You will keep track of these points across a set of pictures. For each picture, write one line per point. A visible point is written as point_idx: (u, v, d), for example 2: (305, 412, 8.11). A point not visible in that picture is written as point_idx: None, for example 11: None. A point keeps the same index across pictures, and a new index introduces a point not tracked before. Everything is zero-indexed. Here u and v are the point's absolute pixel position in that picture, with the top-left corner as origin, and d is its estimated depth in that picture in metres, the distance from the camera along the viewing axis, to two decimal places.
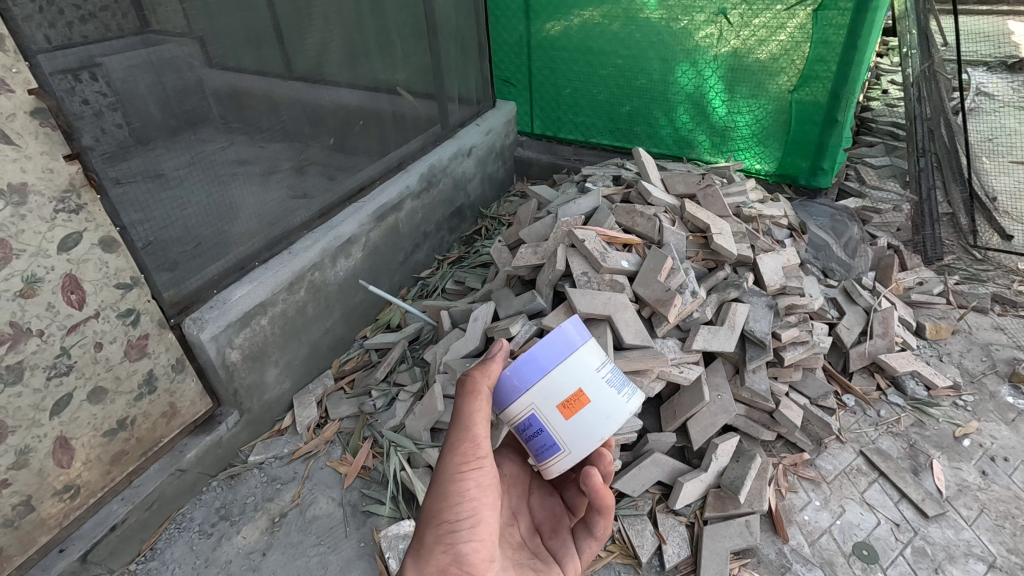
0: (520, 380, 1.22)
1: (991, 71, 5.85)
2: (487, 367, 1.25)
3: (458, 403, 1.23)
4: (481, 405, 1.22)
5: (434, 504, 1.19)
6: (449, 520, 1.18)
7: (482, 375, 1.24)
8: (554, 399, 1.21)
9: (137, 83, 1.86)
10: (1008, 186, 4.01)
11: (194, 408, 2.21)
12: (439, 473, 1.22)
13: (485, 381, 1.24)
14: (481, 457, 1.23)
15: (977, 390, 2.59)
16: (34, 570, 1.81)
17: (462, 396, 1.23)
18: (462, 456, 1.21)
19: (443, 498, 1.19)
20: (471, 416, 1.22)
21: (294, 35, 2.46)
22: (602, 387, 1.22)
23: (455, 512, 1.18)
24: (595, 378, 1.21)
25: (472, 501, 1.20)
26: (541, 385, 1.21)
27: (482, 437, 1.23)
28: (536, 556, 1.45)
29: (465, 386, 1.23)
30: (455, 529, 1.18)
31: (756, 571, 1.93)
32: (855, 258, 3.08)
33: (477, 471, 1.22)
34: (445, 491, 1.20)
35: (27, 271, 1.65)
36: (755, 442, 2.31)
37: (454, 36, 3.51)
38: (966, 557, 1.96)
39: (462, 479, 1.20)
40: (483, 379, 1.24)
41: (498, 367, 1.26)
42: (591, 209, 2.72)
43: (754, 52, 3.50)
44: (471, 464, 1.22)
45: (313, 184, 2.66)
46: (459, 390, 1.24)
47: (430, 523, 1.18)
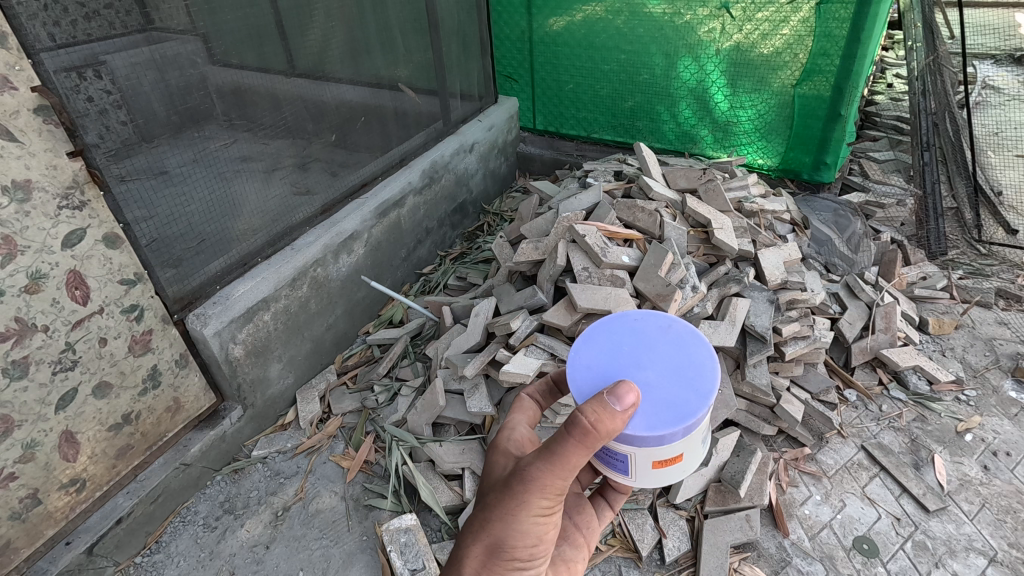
0: (632, 438, 1.12)
1: (998, 64, 5.81)
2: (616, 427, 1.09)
3: (565, 450, 1.10)
4: (586, 458, 1.12)
5: (506, 539, 1.16)
6: (520, 557, 1.18)
7: (606, 431, 1.08)
8: (655, 456, 1.16)
9: (141, 80, 1.88)
10: (1014, 181, 3.98)
11: (198, 402, 2.23)
12: (519, 511, 1.15)
13: (607, 436, 1.09)
14: (560, 497, 1.20)
15: (980, 385, 2.58)
16: (41, 562, 1.83)
17: (574, 445, 1.09)
18: (547, 499, 1.16)
19: (520, 539, 1.16)
20: (572, 464, 1.12)
21: (296, 31, 2.46)
22: (696, 446, 1.22)
23: (527, 551, 1.19)
24: (696, 443, 1.20)
25: (545, 542, 1.22)
26: (650, 447, 1.14)
27: (568, 482, 1.17)
28: (562, 540, 1.43)
29: (583, 440, 1.07)
30: (523, 564, 1.20)
31: (756, 565, 1.94)
32: (858, 252, 3.07)
33: (553, 509, 1.20)
34: (519, 528, 1.16)
35: (32, 267, 1.66)
36: (756, 437, 2.33)
37: (456, 31, 3.51)
38: (967, 551, 1.96)
39: (542, 523, 1.19)
40: (605, 437, 1.09)
41: (619, 422, 1.09)
42: (592, 205, 2.73)
43: (757, 47, 3.48)
44: (551, 506, 1.19)
45: (316, 181, 2.67)
46: (571, 438, 1.08)
47: (502, 559, 1.17)
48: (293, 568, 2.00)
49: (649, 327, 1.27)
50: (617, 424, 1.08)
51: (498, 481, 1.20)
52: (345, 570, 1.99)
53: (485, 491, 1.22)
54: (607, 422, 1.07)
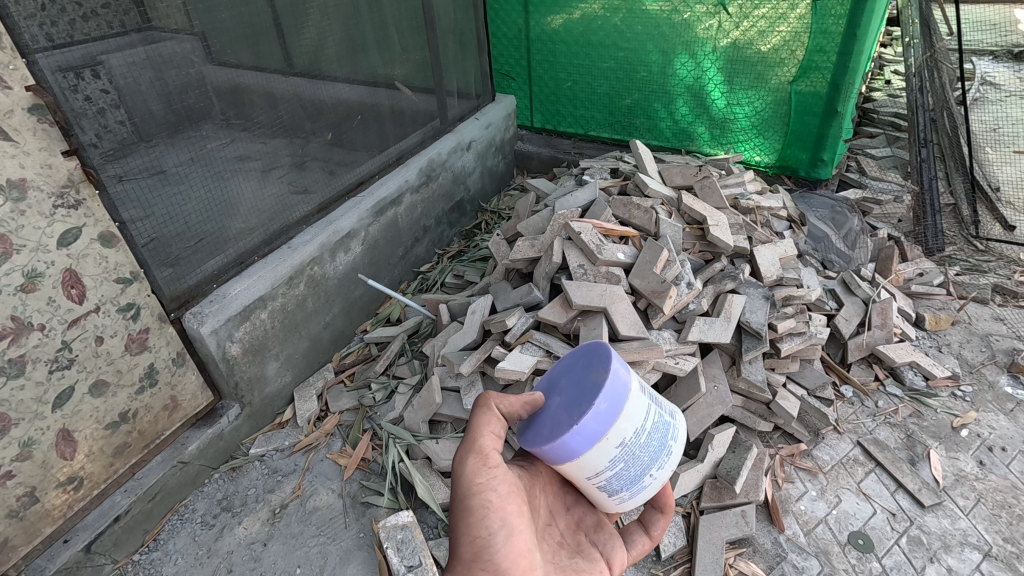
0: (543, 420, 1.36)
1: (997, 60, 5.81)
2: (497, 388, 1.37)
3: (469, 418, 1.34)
4: (490, 418, 1.33)
5: (460, 523, 1.23)
6: (480, 534, 1.21)
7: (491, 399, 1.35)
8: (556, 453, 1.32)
9: (139, 81, 1.90)
10: (1011, 177, 3.98)
11: (195, 401, 2.24)
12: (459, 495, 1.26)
13: (499, 398, 1.36)
14: (494, 465, 1.29)
15: (976, 380, 2.59)
16: (39, 560, 1.84)
17: (474, 412, 1.35)
18: (477, 469, 1.27)
19: (467, 511, 1.23)
20: (482, 431, 1.31)
21: (292, 30, 2.47)
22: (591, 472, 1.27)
23: (484, 525, 1.22)
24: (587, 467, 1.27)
25: (498, 510, 1.24)
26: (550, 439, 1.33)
27: (490, 446, 1.30)
28: (579, 553, 1.45)
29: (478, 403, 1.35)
30: (487, 542, 1.21)
31: (752, 560, 1.94)
32: (855, 249, 3.07)
33: (492, 477, 1.27)
34: (467, 506, 1.24)
35: (28, 266, 1.67)
36: (752, 433, 2.34)
37: (453, 29, 3.51)
38: (962, 546, 1.96)
39: (480, 490, 1.25)
40: (496, 396, 1.36)
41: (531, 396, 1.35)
42: (587, 202, 2.74)
43: (755, 44, 3.48)
44: (484, 472, 1.27)
45: (314, 180, 2.67)
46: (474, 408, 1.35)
47: (462, 541, 1.22)
48: (290, 565, 2.01)
49: (592, 365, 1.28)
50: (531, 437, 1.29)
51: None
52: (342, 567, 1.99)
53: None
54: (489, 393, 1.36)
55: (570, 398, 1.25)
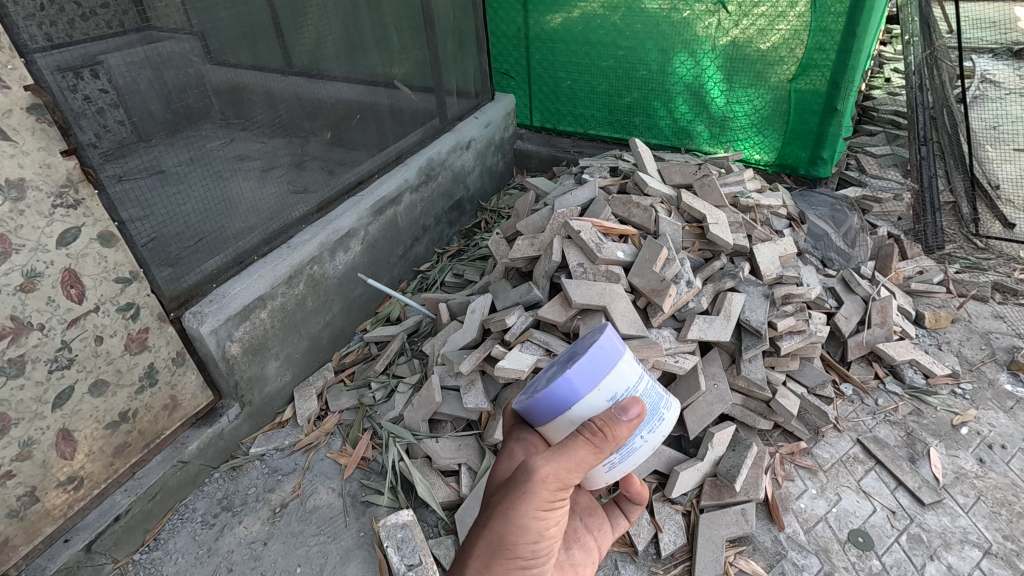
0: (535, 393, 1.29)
1: (997, 58, 5.81)
2: (621, 431, 1.14)
3: (577, 448, 1.13)
4: (595, 459, 1.14)
5: (506, 535, 1.15)
6: (524, 556, 1.16)
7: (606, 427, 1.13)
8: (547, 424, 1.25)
9: (138, 81, 1.89)
10: (1011, 174, 3.98)
11: (195, 400, 2.24)
12: (519, 509, 1.15)
13: (614, 439, 1.14)
14: (563, 495, 1.20)
15: (976, 378, 2.59)
16: (39, 560, 1.84)
17: (586, 441, 1.12)
18: (550, 494, 1.16)
19: (524, 534, 1.15)
20: (578, 464, 1.15)
21: (291, 29, 2.46)
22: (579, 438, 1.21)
23: (530, 549, 1.17)
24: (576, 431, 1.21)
25: (547, 540, 1.20)
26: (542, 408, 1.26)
27: (575, 481, 1.18)
28: (574, 543, 1.44)
29: (595, 434, 1.12)
30: (527, 564, 1.17)
31: (752, 558, 1.95)
32: (855, 247, 3.06)
33: (556, 507, 1.20)
34: (521, 525, 1.15)
35: (27, 265, 1.67)
36: (752, 431, 2.33)
37: (452, 28, 3.50)
38: (962, 543, 1.96)
39: (543, 518, 1.18)
40: (613, 439, 1.14)
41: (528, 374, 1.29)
42: (587, 200, 2.74)
43: (755, 42, 3.47)
44: (554, 502, 1.18)
45: (313, 179, 2.67)
46: (585, 432, 1.12)
47: (503, 555, 1.15)
48: (290, 564, 2.01)
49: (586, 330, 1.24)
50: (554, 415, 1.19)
51: (504, 482, 1.20)
52: (342, 565, 2.00)
53: (490, 494, 1.21)
54: (617, 429, 1.13)
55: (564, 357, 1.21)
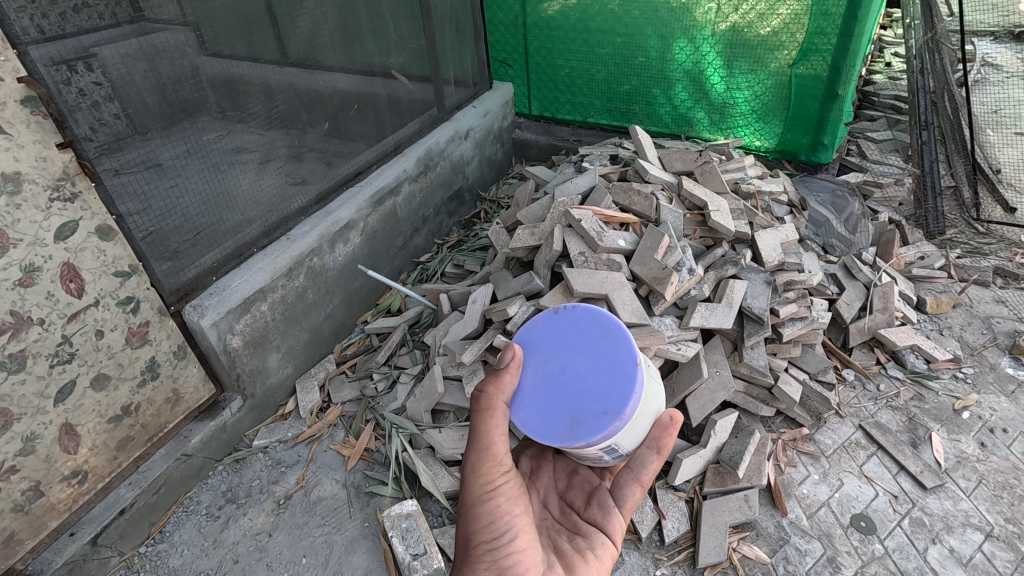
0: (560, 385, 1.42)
1: (997, 41, 5.77)
2: (500, 384, 1.41)
3: (476, 424, 1.39)
4: (496, 420, 1.39)
5: (469, 530, 1.34)
6: (485, 539, 1.31)
7: (496, 391, 1.41)
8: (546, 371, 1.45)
9: (132, 73, 1.85)
10: (1012, 158, 3.96)
11: (197, 393, 2.24)
12: (468, 499, 1.37)
13: (501, 396, 1.41)
14: (500, 470, 1.38)
15: (977, 362, 2.59)
16: (46, 553, 1.85)
17: (480, 414, 1.40)
18: (486, 473, 1.37)
19: (475, 518, 1.34)
20: (491, 437, 1.40)
21: (287, 18, 2.43)
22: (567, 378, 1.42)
23: (490, 530, 1.32)
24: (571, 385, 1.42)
25: (504, 515, 1.35)
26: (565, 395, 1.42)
27: (501, 451, 1.40)
28: (576, 534, 1.49)
29: (483, 404, 1.40)
30: (495, 545, 1.30)
31: (755, 544, 1.96)
32: (856, 233, 3.05)
33: (500, 483, 1.38)
34: (475, 510, 1.35)
35: (26, 260, 1.66)
36: (754, 418, 2.35)
37: (449, 17, 3.46)
38: (964, 527, 1.98)
39: (489, 498, 1.36)
40: (497, 394, 1.41)
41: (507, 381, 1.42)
42: (587, 188, 2.73)
43: (754, 27, 3.44)
44: (493, 480, 1.37)
45: (311, 171, 2.65)
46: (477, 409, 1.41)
47: (470, 545, 1.32)
48: (295, 555, 2.02)
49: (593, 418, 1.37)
50: (511, 384, 1.41)
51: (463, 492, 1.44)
52: (347, 556, 2.01)
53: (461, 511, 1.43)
54: (497, 380, 1.41)
55: (584, 405, 1.36)
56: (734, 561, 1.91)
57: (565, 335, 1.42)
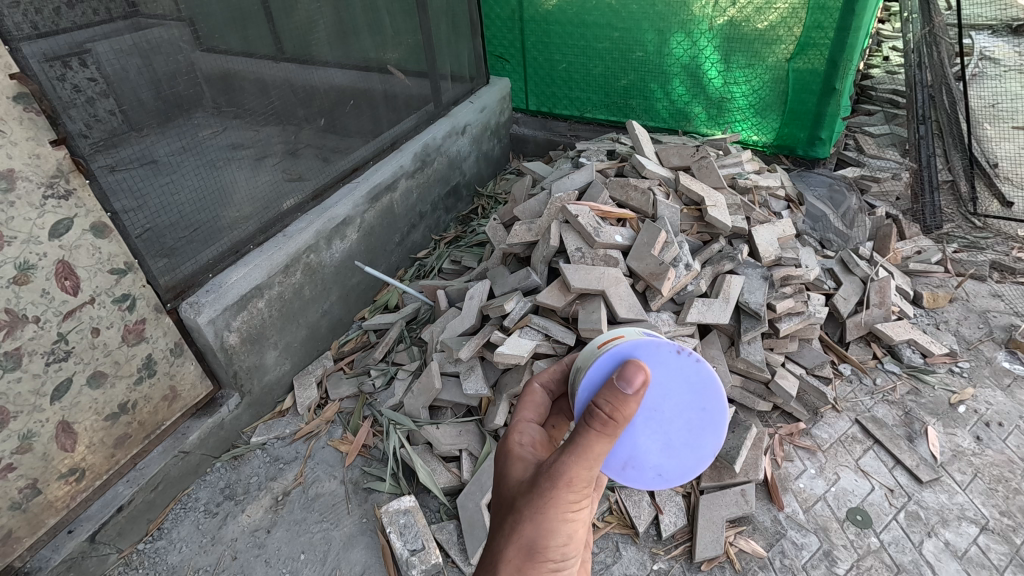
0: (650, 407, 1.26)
1: (995, 35, 5.75)
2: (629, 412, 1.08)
3: (592, 447, 1.08)
4: (609, 445, 1.10)
5: (538, 538, 1.12)
6: (554, 555, 1.15)
7: (620, 418, 1.08)
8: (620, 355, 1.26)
9: (128, 69, 1.85)
10: (1010, 152, 3.96)
11: (195, 390, 2.23)
12: (547, 512, 1.11)
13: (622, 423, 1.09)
14: (587, 493, 1.15)
15: (973, 357, 2.60)
16: (44, 551, 1.85)
17: (598, 437, 1.08)
18: (577, 490, 1.12)
19: (552, 535, 1.12)
20: (597, 459, 1.10)
21: (283, 14, 2.41)
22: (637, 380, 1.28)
23: (561, 548, 1.15)
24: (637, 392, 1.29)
25: (575, 535, 1.17)
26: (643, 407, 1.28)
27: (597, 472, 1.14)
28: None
29: (606, 427, 1.07)
30: (556, 566, 1.17)
31: (752, 538, 1.97)
32: (852, 228, 3.04)
33: (581, 504, 1.16)
34: (551, 526, 1.12)
35: (20, 258, 1.65)
36: (751, 413, 2.36)
37: (446, 11, 3.45)
38: (959, 520, 1.98)
39: (569, 516, 1.14)
40: (622, 424, 1.08)
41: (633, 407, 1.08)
42: (584, 184, 2.72)
43: (752, 21, 3.43)
44: (579, 502, 1.14)
45: (307, 167, 2.64)
46: (595, 429, 1.07)
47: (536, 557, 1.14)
48: (294, 551, 2.02)
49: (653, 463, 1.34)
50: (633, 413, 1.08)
51: (525, 481, 1.15)
52: (346, 551, 2.01)
53: (512, 494, 1.16)
54: (628, 409, 1.07)
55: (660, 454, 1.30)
56: (730, 555, 1.92)
57: (684, 394, 1.25)
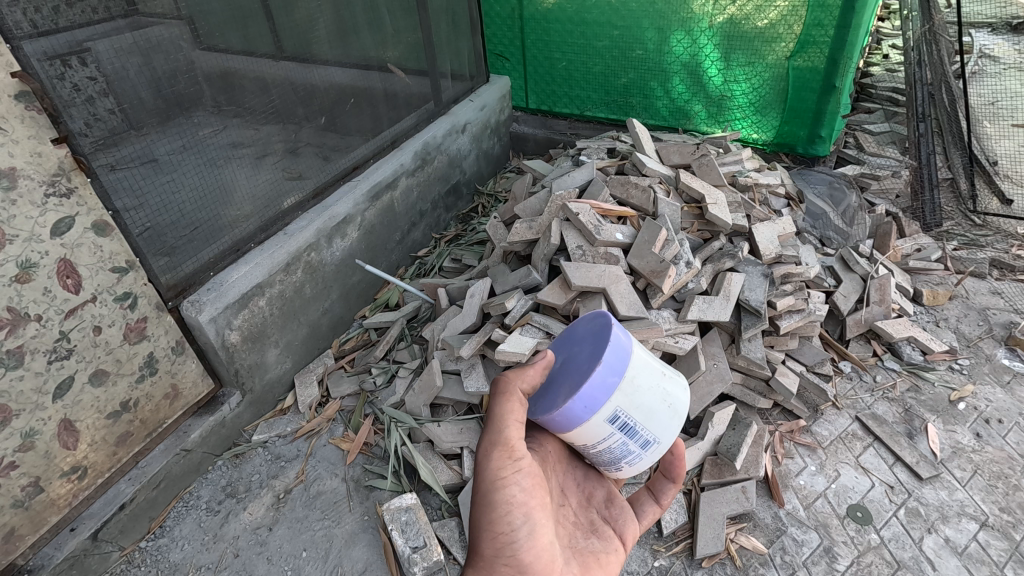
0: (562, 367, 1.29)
1: (994, 33, 5.75)
2: (524, 372, 1.28)
3: (491, 407, 1.26)
4: (513, 406, 1.25)
5: (483, 517, 1.20)
6: (503, 531, 1.18)
7: (517, 377, 1.27)
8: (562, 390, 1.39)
9: (128, 68, 1.84)
10: (1009, 150, 3.96)
11: (196, 388, 2.24)
12: (482, 488, 1.22)
13: (521, 382, 1.27)
14: (515, 456, 1.23)
15: (973, 354, 2.61)
16: (47, 548, 1.86)
17: (496, 399, 1.27)
18: (498, 458, 1.22)
19: (489, 509, 1.19)
20: (507, 423, 1.24)
21: (283, 12, 2.41)
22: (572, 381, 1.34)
23: (507, 522, 1.19)
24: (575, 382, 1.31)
25: (519, 508, 1.20)
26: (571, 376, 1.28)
27: (514, 436, 1.23)
28: (593, 533, 1.45)
29: (498, 387, 1.28)
30: (510, 537, 1.18)
31: (753, 535, 1.97)
32: (853, 226, 3.01)
33: (514, 470, 1.22)
34: (489, 502, 1.20)
35: (22, 256, 1.65)
36: (752, 410, 2.37)
37: (445, 10, 3.45)
38: (959, 516, 1.99)
39: (500, 486, 1.21)
40: (518, 379, 1.27)
41: (533, 371, 1.29)
42: (584, 182, 2.72)
43: (752, 19, 3.43)
44: (504, 465, 1.21)
45: (307, 165, 2.64)
46: (492, 393, 1.28)
47: (483, 537, 1.19)
48: (296, 548, 2.03)
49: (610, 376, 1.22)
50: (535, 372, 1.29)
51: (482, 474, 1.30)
52: (348, 549, 2.02)
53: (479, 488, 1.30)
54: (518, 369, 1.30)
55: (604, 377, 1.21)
56: (731, 552, 1.93)
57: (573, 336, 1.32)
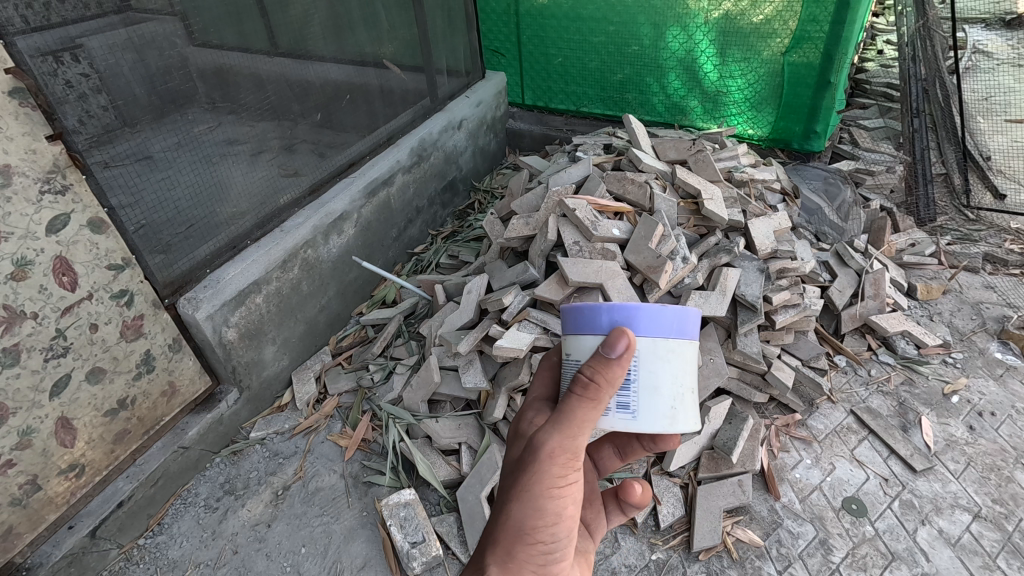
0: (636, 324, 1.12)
1: (989, 28, 5.78)
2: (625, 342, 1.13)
3: (571, 409, 1.09)
4: (593, 415, 1.11)
5: (524, 519, 1.12)
6: (543, 539, 1.13)
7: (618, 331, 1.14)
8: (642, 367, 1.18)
9: (120, 64, 1.83)
10: (1002, 145, 3.99)
11: (193, 386, 2.23)
12: (532, 489, 1.12)
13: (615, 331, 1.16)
14: (575, 467, 1.16)
15: (967, 347, 2.63)
16: (46, 546, 1.85)
17: (582, 402, 1.09)
18: (561, 467, 1.13)
19: (539, 516, 1.12)
20: (581, 429, 1.12)
21: (277, 8, 2.40)
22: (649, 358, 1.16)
23: (549, 532, 1.14)
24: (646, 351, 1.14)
25: (565, 520, 1.16)
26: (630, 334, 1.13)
27: (582, 445, 1.14)
28: (578, 532, 1.42)
29: (586, 391, 1.08)
30: (549, 549, 1.14)
31: (749, 528, 1.99)
32: (847, 221, 3.10)
33: (569, 482, 1.16)
34: (537, 506, 1.12)
35: (17, 254, 1.64)
36: (748, 405, 2.38)
37: (441, 6, 3.44)
38: (952, 508, 2.01)
39: (557, 496, 1.14)
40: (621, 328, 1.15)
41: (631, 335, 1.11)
42: (581, 177, 2.73)
43: (747, 15, 3.44)
44: (566, 477, 1.15)
45: (303, 162, 2.64)
46: (577, 392, 1.09)
47: (522, 542, 1.11)
48: (294, 545, 2.03)
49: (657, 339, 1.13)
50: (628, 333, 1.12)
51: (513, 462, 1.17)
52: (347, 545, 2.02)
53: (506, 473, 1.18)
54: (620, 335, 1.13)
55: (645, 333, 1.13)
56: (728, 544, 1.94)
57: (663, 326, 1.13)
